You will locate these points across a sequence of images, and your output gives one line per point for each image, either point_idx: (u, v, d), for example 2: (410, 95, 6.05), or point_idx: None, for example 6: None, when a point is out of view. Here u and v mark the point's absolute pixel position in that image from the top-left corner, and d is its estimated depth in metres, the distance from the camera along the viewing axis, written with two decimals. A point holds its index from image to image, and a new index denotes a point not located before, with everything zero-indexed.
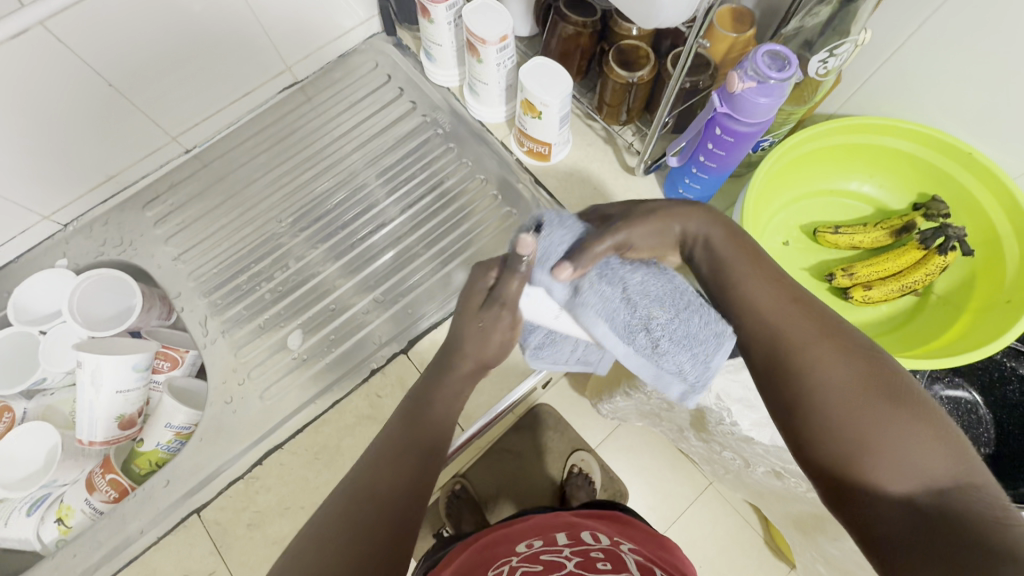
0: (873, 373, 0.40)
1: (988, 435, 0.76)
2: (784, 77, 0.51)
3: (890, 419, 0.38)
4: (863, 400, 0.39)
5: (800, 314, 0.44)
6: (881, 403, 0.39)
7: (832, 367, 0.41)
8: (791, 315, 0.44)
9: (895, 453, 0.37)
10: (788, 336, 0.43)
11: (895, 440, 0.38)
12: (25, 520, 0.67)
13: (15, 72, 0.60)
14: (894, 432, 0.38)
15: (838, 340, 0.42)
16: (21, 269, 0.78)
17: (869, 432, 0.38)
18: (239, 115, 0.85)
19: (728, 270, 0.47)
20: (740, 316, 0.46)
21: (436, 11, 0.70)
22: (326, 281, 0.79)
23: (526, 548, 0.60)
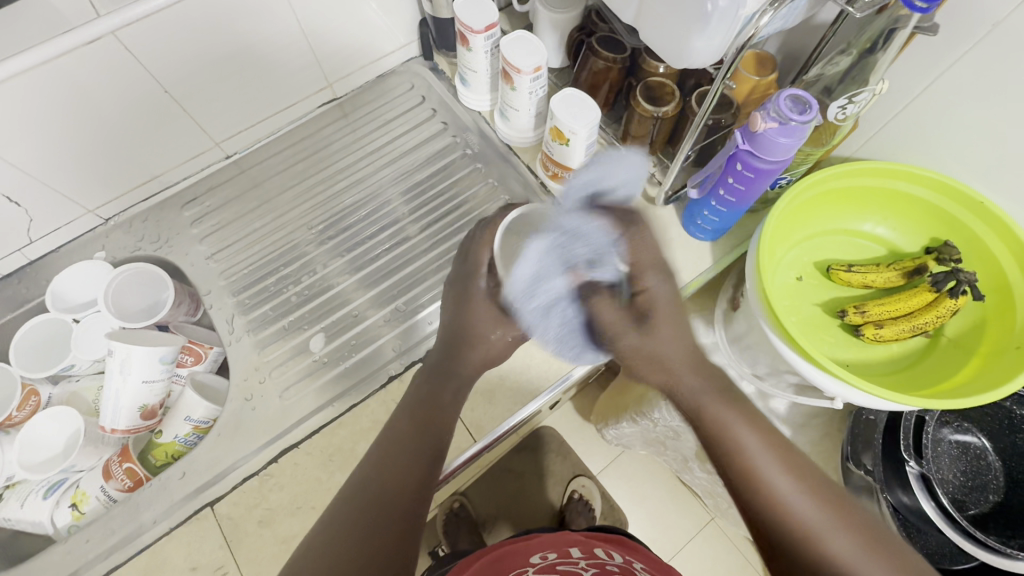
0: (799, 474, 0.51)
1: (997, 482, 0.76)
2: (805, 119, 0.54)
3: (859, 542, 0.48)
4: (829, 538, 0.48)
5: (779, 467, 0.51)
6: (841, 538, 0.48)
7: (802, 515, 0.49)
8: (745, 432, 0.52)
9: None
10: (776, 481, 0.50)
11: (824, 536, 0.48)
12: (41, 503, 0.69)
13: (83, 75, 0.64)
14: (855, 562, 0.47)
15: (776, 450, 0.52)
16: (61, 259, 0.81)
17: (807, 530, 0.48)
18: (279, 126, 0.90)
19: (719, 422, 0.52)
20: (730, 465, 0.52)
21: (474, 40, 0.74)
22: (350, 288, 0.81)
23: (540, 559, 0.63)
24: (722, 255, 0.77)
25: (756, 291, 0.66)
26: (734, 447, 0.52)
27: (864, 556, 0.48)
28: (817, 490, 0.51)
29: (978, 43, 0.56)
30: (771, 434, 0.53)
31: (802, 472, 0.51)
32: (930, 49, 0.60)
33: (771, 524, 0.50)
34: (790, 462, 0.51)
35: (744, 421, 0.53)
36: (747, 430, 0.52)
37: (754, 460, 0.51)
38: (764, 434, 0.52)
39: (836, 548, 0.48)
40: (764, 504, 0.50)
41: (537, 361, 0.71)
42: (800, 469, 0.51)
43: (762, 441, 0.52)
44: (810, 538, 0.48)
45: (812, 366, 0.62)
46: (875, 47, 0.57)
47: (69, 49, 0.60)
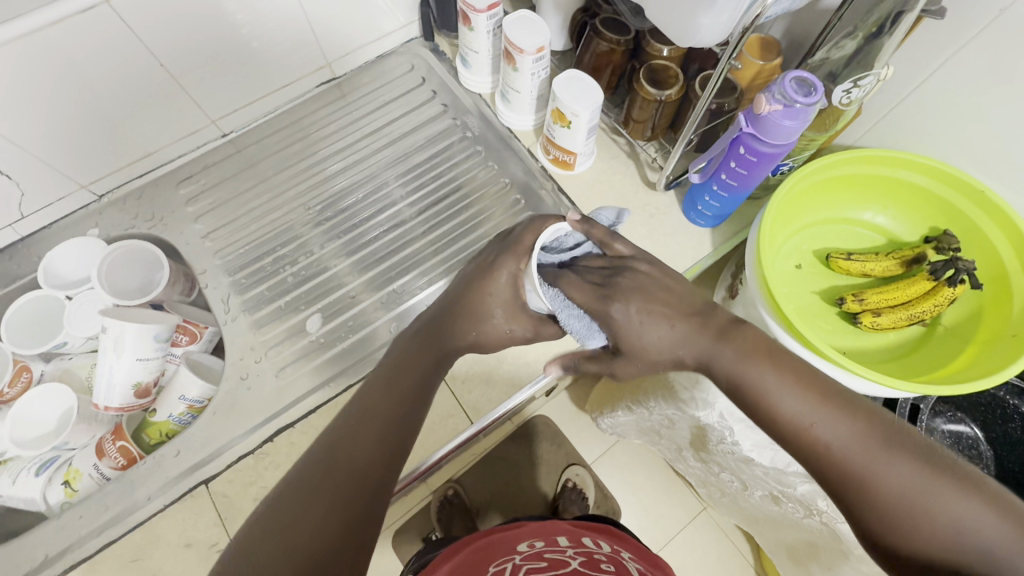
0: (852, 414, 0.42)
1: (988, 470, 0.78)
2: (810, 101, 0.54)
3: (937, 483, 0.39)
4: (887, 476, 0.40)
5: (805, 402, 0.43)
6: (898, 470, 0.40)
7: (850, 451, 0.41)
8: (775, 381, 0.44)
9: (929, 513, 0.38)
10: (827, 429, 0.42)
11: (885, 476, 0.40)
12: (33, 479, 0.68)
13: (77, 45, 0.63)
14: (923, 498, 0.39)
15: (820, 394, 0.43)
16: (53, 235, 0.80)
17: (868, 475, 0.40)
18: (277, 105, 0.88)
19: (741, 377, 0.45)
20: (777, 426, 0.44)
21: (476, 19, 0.73)
22: (346, 269, 0.81)
23: (527, 547, 0.61)
24: (721, 243, 0.77)
25: (756, 277, 0.66)
26: (752, 391, 0.45)
27: (930, 489, 0.39)
28: (858, 420, 0.42)
29: (982, 31, 0.56)
30: (813, 378, 0.44)
31: (838, 402, 0.43)
32: (935, 36, 0.60)
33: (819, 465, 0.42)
34: (820, 396, 0.43)
35: (765, 367, 0.45)
36: (765, 372, 0.45)
37: (778, 401, 0.44)
38: (786, 369, 0.45)
39: (893, 481, 0.40)
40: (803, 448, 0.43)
41: (535, 345, 0.71)
42: (837, 403, 0.43)
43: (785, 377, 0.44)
44: (861, 474, 0.41)
45: (809, 352, 0.62)
46: (882, 31, 0.57)
47: (60, 18, 0.59)
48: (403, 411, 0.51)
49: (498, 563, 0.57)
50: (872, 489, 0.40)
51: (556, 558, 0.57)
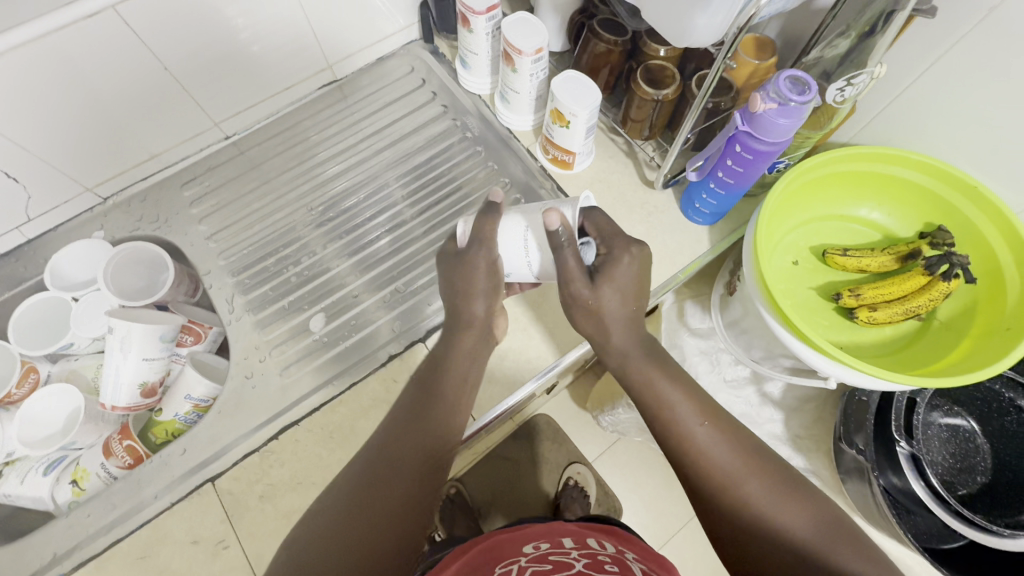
0: (727, 432, 0.55)
1: (985, 463, 0.78)
2: (804, 100, 0.54)
3: (778, 490, 0.52)
4: (740, 477, 0.52)
5: (694, 415, 0.55)
6: (757, 481, 0.52)
7: (725, 466, 0.53)
8: (674, 395, 0.56)
9: (767, 511, 0.51)
10: (707, 437, 0.54)
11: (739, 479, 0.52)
12: (41, 479, 0.70)
13: (83, 50, 0.64)
14: (765, 497, 0.51)
15: (709, 413, 0.56)
16: (59, 238, 0.81)
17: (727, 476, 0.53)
18: (279, 108, 0.90)
19: (645, 382, 0.57)
20: (669, 432, 0.56)
21: (476, 21, 0.74)
22: (347, 270, 0.81)
23: (532, 549, 0.61)
24: (719, 240, 0.77)
25: (753, 274, 0.67)
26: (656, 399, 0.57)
27: (777, 502, 0.51)
28: (737, 442, 0.54)
29: (972, 29, 0.57)
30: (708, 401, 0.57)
31: (719, 420, 0.56)
32: (927, 35, 0.61)
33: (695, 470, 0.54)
34: (707, 413, 0.56)
35: (666, 380, 0.57)
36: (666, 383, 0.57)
37: (676, 412, 0.56)
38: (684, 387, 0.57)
39: (755, 492, 0.52)
40: (684, 451, 0.55)
41: (535, 342, 0.72)
42: (724, 427, 0.55)
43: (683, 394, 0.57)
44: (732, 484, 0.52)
45: (807, 347, 0.63)
46: (874, 30, 0.58)
47: (65, 23, 0.60)
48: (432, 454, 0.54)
49: (502, 565, 0.57)
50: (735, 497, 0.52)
51: (561, 561, 0.57)
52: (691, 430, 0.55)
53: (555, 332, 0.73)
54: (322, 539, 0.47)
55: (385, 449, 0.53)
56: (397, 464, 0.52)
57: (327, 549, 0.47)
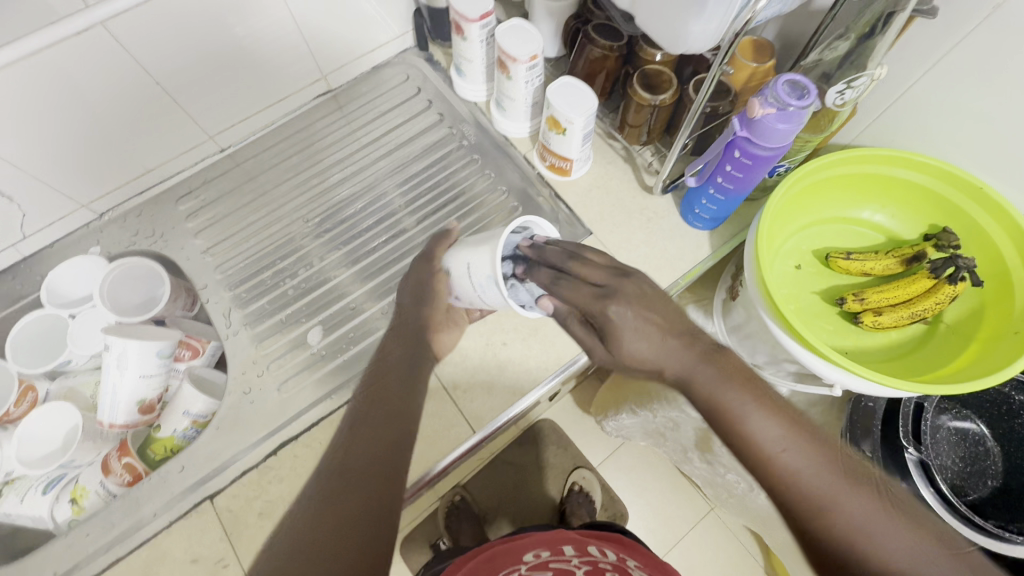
0: (822, 450, 0.42)
1: (996, 467, 0.76)
2: (803, 104, 0.54)
3: (880, 514, 0.41)
4: (840, 504, 0.41)
5: (777, 429, 0.42)
6: (858, 502, 0.41)
7: (815, 486, 0.41)
8: (751, 407, 0.42)
9: (877, 545, 0.40)
10: (794, 459, 0.41)
11: (839, 506, 0.41)
12: (41, 498, 0.69)
13: (71, 66, 0.63)
14: (868, 528, 0.41)
15: (798, 428, 0.42)
16: (55, 254, 0.81)
17: (823, 503, 0.41)
18: (274, 119, 0.89)
19: (714, 396, 0.43)
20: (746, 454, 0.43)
21: (470, 29, 0.73)
22: (343, 283, 0.81)
23: (532, 558, 0.60)
24: (720, 245, 0.76)
25: (755, 280, 0.66)
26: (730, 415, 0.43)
27: (881, 522, 0.41)
28: (830, 455, 0.42)
29: (974, 28, 0.56)
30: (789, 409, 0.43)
31: (804, 430, 0.43)
32: (928, 34, 0.60)
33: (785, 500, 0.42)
34: (790, 422, 0.43)
35: (740, 391, 0.43)
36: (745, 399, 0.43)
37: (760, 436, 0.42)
38: (760, 395, 0.43)
39: (855, 513, 0.41)
40: (769, 476, 0.42)
41: (536, 352, 0.72)
42: (807, 433, 0.43)
43: (762, 409, 0.43)
44: (824, 511, 0.41)
45: (812, 355, 0.62)
46: (874, 31, 0.56)
47: (58, 40, 0.60)
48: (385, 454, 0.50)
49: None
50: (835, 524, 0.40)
51: (561, 569, 0.57)
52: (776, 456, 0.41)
53: (555, 341, 0.72)
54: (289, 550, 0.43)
55: (340, 456, 0.50)
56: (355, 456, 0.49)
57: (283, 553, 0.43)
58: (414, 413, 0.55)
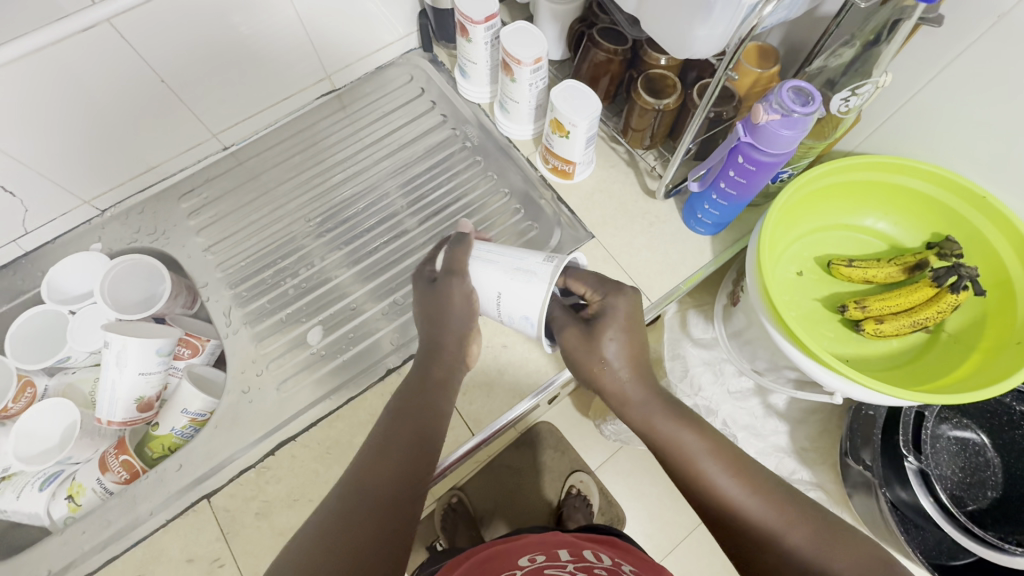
0: (761, 487, 0.50)
1: (996, 478, 0.76)
2: (808, 111, 0.53)
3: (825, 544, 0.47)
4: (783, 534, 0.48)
5: (722, 468, 0.51)
6: (799, 533, 0.48)
7: (760, 518, 0.49)
8: (697, 448, 0.52)
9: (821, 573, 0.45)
10: (736, 493, 0.50)
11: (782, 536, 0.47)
12: (37, 494, 0.69)
13: (76, 62, 0.63)
14: (814, 556, 0.46)
15: (739, 468, 0.51)
16: (56, 250, 0.81)
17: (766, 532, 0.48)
18: (277, 118, 0.89)
19: (667, 438, 0.54)
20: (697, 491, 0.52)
21: (474, 30, 0.73)
22: (344, 283, 0.81)
23: (528, 562, 0.60)
24: (722, 250, 0.76)
25: (756, 286, 0.65)
26: (679, 455, 0.53)
27: (824, 549, 0.46)
28: (770, 489, 0.50)
29: (979, 38, 0.56)
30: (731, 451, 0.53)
31: (745, 470, 0.52)
32: (934, 43, 0.59)
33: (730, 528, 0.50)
34: (735, 464, 0.52)
35: (688, 434, 0.53)
36: (690, 436, 0.53)
37: (703, 471, 0.51)
38: (705, 437, 0.53)
39: (797, 542, 0.47)
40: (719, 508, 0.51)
41: (536, 355, 0.71)
42: (750, 474, 0.51)
43: (709, 449, 0.52)
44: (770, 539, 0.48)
45: (813, 362, 0.61)
46: (879, 38, 0.56)
47: (63, 36, 0.60)
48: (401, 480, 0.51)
49: None
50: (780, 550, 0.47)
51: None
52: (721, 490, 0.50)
53: None
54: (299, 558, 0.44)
55: (361, 471, 0.51)
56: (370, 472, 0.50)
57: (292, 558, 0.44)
58: (440, 425, 0.57)
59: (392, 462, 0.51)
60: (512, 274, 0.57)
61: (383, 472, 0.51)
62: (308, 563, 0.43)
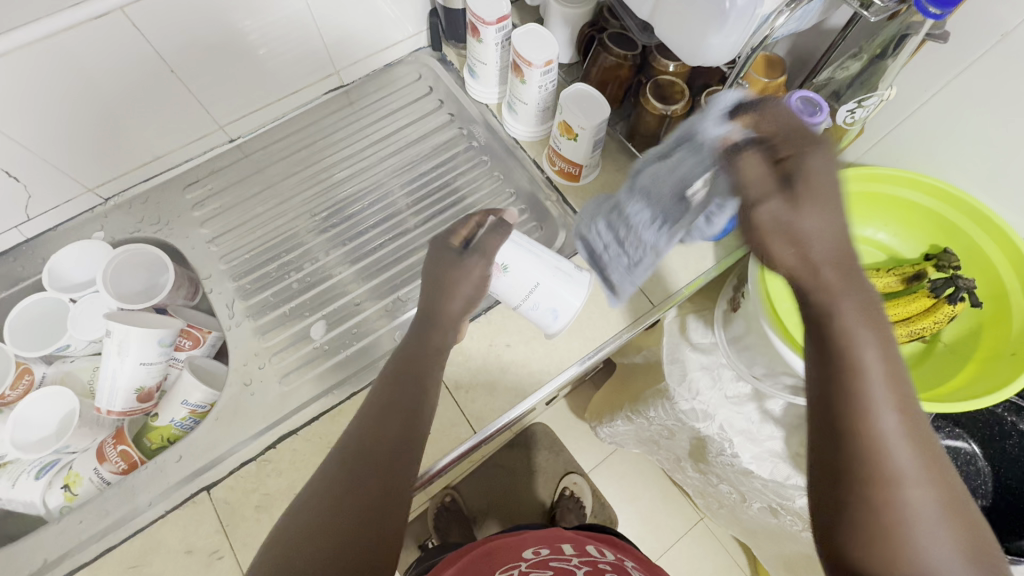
0: (915, 433, 0.41)
1: (986, 487, 0.77)
2: (815, 122, 0.55)
3: (946, 517, 0.40)
4: (907, 483, 0.40)
5: (886, 394, 0.42)
6: (925, 495, 0.40)
7: (893, 451, 0.41)
8: (875, 364, 0.42)
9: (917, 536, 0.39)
10: (875, 417, 0.41)
11: (905, 487, 0.40)
12: (33, 483, 0.68)
13: (87, 49, 0.63)
14: (926, 522, 0.40)
15: (902, 403, 0.42)
16: (59, 237, 0.80)
17: (891, 471, 0.41)
18: (284, 112, 0.89)
19: (850, 341, 0.43)
20: (833, 395, 0.43)
21: (486, 31, 0.74)
22: (346, 279, 0.81)
23: (532, 554, 0.60)
24: (724, 256, 0.77)
25: (758, 291, 0.66)
26: (845, 362, 0.42)
27: (942, 518, 0.40)
28: (923, 440, 0.41)
29: (982, 55, 0.57)
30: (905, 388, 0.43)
31: (910, 410, 0.42)
32: (938, 58, 0.61)
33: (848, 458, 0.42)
34: (901, 400, 0.42)
35: (880, 351, 0.42)
36: (872, 347, 0.42)
37: (864, 385, 0.42)
38: (892, 361, 0.43)
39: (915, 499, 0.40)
40: (849, 420, 0.42)
41: (539, 355, 0.72)
42: (911, 412, 0.42)
43: (885, 370, 0.42)
44: (889, 479, 0.41)
45: None
46: (886, 53, 0.57)
47: (74, 23, 0.60)
48: (394, 449, 0.52)
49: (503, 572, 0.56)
50: (896, 492, 0.40)
51: (561, 568, 0.56)
52: (868, 405, 0.42)
53: (557, 345, 0.72)
54: (305, 528, 0.45)
55: (362, 434, 0.53)
56: (373, 438, 0.53)
57: (306, 527, 0.45)
58: (428, 411, 0.57)
59: (390, 433, 0.53)
60: (554, 269, 0.64)
61: (370, 457, 0.51)
62: (311, 529, 0.45)
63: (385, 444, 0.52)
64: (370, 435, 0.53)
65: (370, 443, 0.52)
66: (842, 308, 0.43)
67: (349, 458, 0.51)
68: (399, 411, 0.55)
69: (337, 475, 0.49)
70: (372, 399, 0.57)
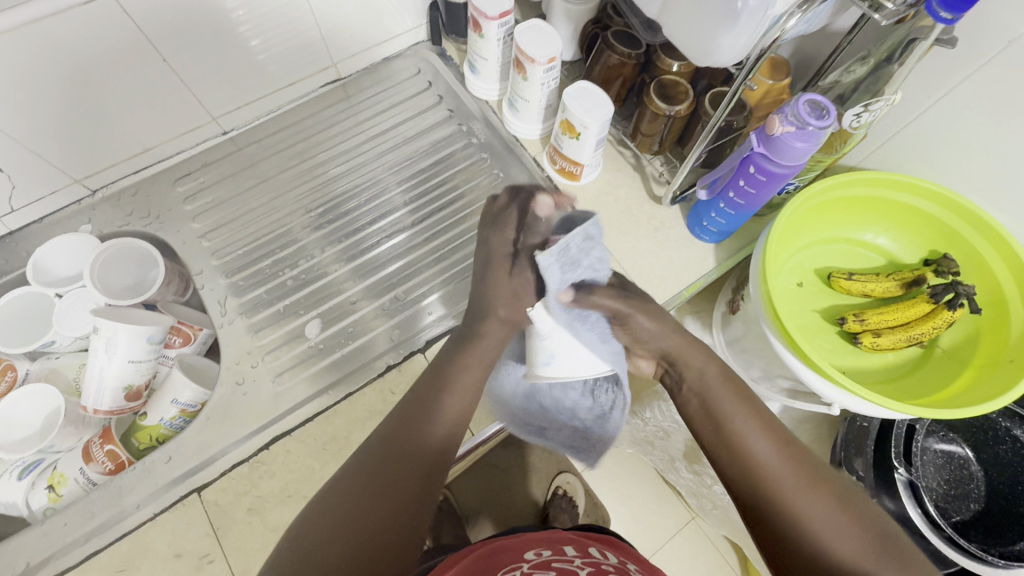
0: (801, 463, 0.52)
1: (979, 490, 0.78)
2: (823, 125, 0.54)
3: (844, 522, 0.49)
4: (806, 504, 0.50)
5: (762, 435, 0.53)
6: (822, 508, 0.49)
7: (785, 479, 0.51)
8: (740, 415, 0.55)
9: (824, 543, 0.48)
10: (766, 456, 0.52)
11: (806, 507, 0.49)
12: (16, 484, 0.67)
13: (74, 36, 0.60)
14: (829, 530, 0.48)
15: (782, 443, 0.53)
16: (43, 230, 0.78)
17: (794, 499, 0.50)
18: (279, 105, 0.87)
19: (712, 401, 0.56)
20: (732, 447, 0.54)
21: (488, 26, 0.73)
22: (341, 278, 0.79)
23: (534, 556, 0.59)
24: (724, 258, 0.77)
25: (760, 293, 0.66)
26: (727, 424, 0.55)
27: (841, 523, 0.48)
28: (807, 464, 0.52)
29: (987, 62, 0.57)
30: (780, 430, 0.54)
31: (789, 445, 0.53)
32: (943, 64, 0.61)
33: (752, 491, 0.52)
34: (777, 436, 0.54)
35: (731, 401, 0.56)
36: (733, 406, 0.56)
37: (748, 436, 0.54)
38: (749, 408, 0.56)
39: (815, 513, 0.49)
40: (750, 464, 0.53)
41: None
42: (789, 445, 0.53)
43: (753, 420, 0.55)
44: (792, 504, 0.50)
45: (814, 373, 0.62)
46: (892, 57, 0.57)
47: (60, 9, 0.57)
48: (421, 464, 0.51)
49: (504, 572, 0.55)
50: (799, 513, 0.49)
51: (562, 568, 0.55)
52: (758, 451, 0.53)
53: None
54: (307, 551, 0.44)
55: (387, 440, 0.52)
56: (399, 444, 0.52)
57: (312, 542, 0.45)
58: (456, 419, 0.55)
59: (416, 442, 0.52)
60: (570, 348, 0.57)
61: (393, 465, 0.50)
62: (311, 542, 0.45)
63: (412, 454, 0.51)
64: (383, 446, 0.51)
65: (398, 447, 0.51)
66: (705, 378, 0.57)
67: (374, 462, 0.50)
68: (415, 409, 0.54)
69: (356, 485, 0.49)
70: (403, 402, 0.56)
